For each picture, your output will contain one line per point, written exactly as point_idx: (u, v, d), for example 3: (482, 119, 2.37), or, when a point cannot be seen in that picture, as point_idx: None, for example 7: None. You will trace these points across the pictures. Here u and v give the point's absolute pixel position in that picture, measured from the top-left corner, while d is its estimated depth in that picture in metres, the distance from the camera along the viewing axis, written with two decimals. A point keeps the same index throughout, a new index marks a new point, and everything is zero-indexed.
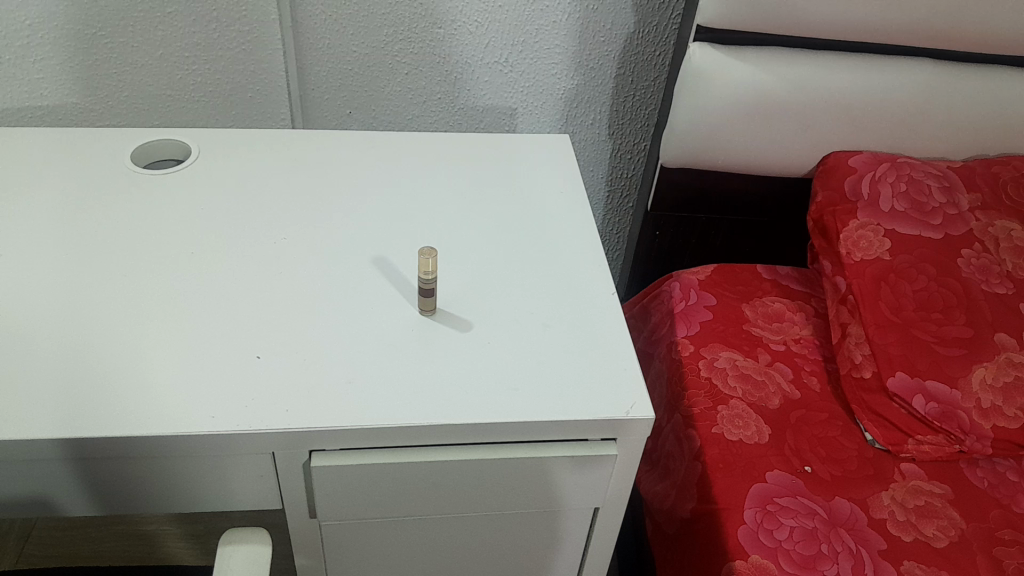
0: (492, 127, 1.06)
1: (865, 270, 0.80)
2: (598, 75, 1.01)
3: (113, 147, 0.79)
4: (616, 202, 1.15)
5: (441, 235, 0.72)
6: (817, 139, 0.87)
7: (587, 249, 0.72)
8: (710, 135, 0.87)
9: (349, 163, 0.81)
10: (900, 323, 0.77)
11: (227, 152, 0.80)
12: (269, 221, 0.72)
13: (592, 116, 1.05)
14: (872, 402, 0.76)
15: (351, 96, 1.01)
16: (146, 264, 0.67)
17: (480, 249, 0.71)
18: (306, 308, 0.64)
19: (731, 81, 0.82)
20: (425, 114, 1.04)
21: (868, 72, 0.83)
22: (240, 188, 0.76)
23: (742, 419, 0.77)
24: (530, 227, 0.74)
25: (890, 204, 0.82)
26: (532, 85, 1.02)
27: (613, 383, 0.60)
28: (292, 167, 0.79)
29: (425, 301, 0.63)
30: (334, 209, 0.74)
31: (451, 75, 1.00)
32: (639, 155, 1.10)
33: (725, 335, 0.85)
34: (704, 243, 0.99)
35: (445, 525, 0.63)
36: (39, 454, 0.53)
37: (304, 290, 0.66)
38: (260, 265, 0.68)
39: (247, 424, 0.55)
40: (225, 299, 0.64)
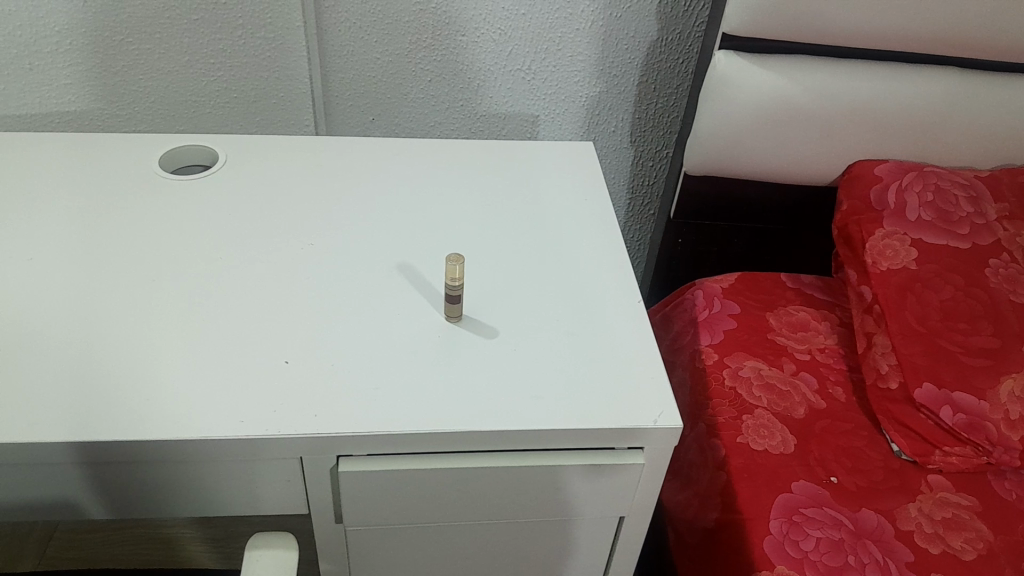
0: (514, 134, 1.06)
1: (891, 280, 0.79)
2: (621, 83, 1.01)
3: (140, 153, 0.80)
4: (638, 209, 1.15)
5: (465, 242, 0.72)
6: (843, 147, 0.87)
7: (612, 257, 0.72)
8: (733, 142, 0.86)
9: (373, 169, 0.81)
10: (926, 333, 0.76)
11: (253, 157, 0.81)
12: (296, 227, 0.73)
13: (614, 123, 1.05)
14: (898, 413, 0.76)
15: (374, 103, 1.01)
16: (173, 268, 0.67)
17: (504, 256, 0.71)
18: (333, 314, 0.64)
19: (756, 89, 0.82)
20: (447, 121, 1.04)
21: (894, 80, 0.82)
22: (266, 194, 0.76)
23: (767, 429, 0.77)
24: (555, 234, 0.74)
25: (916, 213, 0.81)
26: (555, 93, 1.02)
27: (639, 391, 0.60)
28: (318, 174, 0.80)
29: (451, 307, 0.63)
30: (359, 216, 0.75)
31: (473, 82, 1.00)
32: (661, 162, 1.10)
33: (749, 344, 0.84)
34: (726, 251, 0.99)
35: (470, 532, 0.63)
36: (70, 457, 0.54)
37: (330, 295, 0.66)
38: (287, 271, 0.68)
39: (275, 429, 0.55)
40: (253, 304, 0.64)
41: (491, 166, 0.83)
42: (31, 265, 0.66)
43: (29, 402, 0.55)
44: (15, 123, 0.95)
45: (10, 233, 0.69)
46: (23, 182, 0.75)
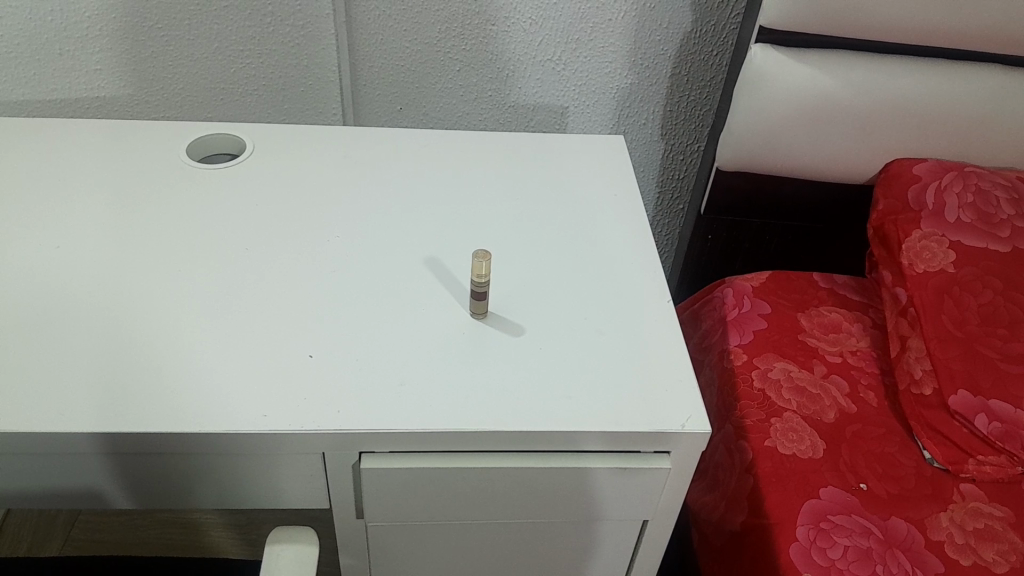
0: (543, 126, 1.05)
1: (928, 283, 0.77)
2: (653, 74, 1.00)
3: (167, 142, 0.80)
4: (666, 203, 1.13)
5: (491, 239, 0.71)
6: (881, 145, 0.85)
7: (644, 256, 0.71)
8: (768, 137, 0.85)
9: (401, 161, 0.80)
10: (963, 338, 0.74)
11: (280, 147, 0.80)
12: (322, 220, 0.72)
13: (645, 115, 1.04)
14: (931, 419, 0.74)
15: (402, 92, 1.01)
16: (198, 259, 0.67)
17: (531, 253, 0.70)
18: (360, 309, 0.64)
19: (792, 84, 0.80)
20: (475, 112, 1.03)
21: (938, 77, 0.80)
22: (293, 185, 0.76)
23: (796, 432, 0.75)
24: (586, 231, 0.73)
25: (956, 214, 0.79)
26: (585, 84, 1.01)
27: (666, 392, 0.59)
28: (346, 165, 0.79)
29: (476, 306, 0.62)
30: (385, 209, 0.74)
31: (502, 73, 0.99)
32: (692, 156, 1.08)
33: (780, 345, 0.82)
34: (758, 248, 0.97)
35: (491, 531, 0.62)
36: (95, 447, 0.54)
37: (357, 291, 0.65)
38: (312, 264, 0.67)
39: (298, 424, 0.54)
40: (278, 296, 0.64)
41: (521, 158, 0.82)
42: (59, 252, 0.66)
43: (54, 391, 0.55)
44: (45, 109, 0.95)
45: (37, 220, 0.69)
46: (53, 168, 0.75)
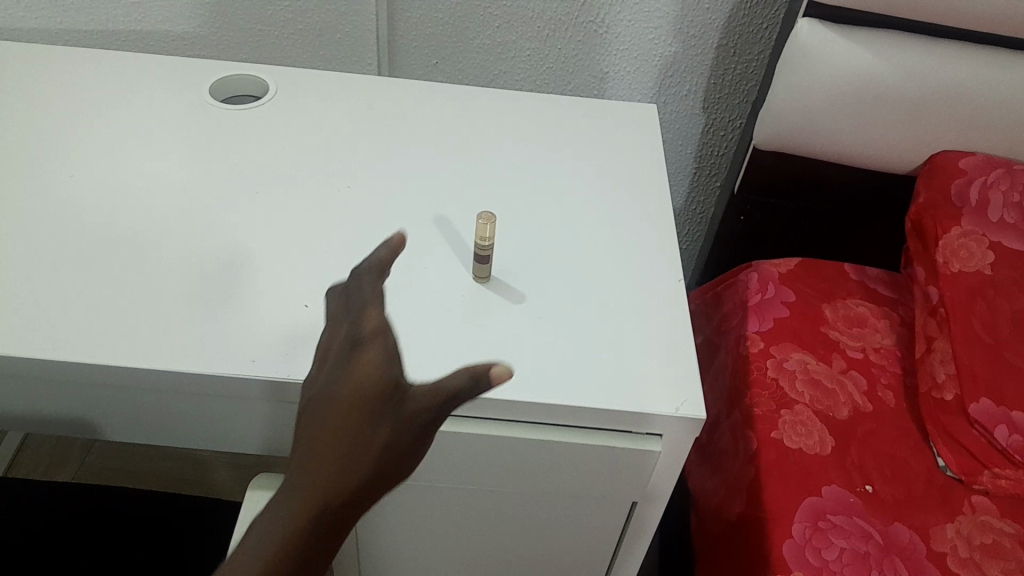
0: (581, 90, 1.04)
1: (960, 282, 0.74)
2: (698, 45, 0.97)
3: (192, 78, 0.79)
4: (703, 180, 1.10)
5: (504, 203, 0.70)
6: (928, 135, 0.80)
7: (661, 233, 0.68)
8: (808, 117, 0.81)
9: (425, 115, 0.79)
10: (992, 345, 0.71)
11: (304, 92, 0.79)
12: (337, 169, 0.71)
13: (687, 87, 1.01)
14: (950, 426, 0.71)
15: (440, 46, 1.00)
16: (208, 199, 0.66)
17: (543, 221, 0.68)
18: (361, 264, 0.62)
19: (839, 63, 0.77)
20: (512, 70, 1.03)
21: (997, 66, 0.75)
22: (312, 132, 0.75)
23: (805, 426, 0.72)
24: (605, 203, 0.71)
25: (1000, 214, 0.75)
26: (627, 50, 0.99)
27: (664, 373, 0.57)
28: (368, 116, 0.77)
29: (478, 271, 0.61)
30: (401, 165, 0.72)
31: (543, 32, 0.98)
32: (734, 132, 1.04)
33: (800, 334, 0.79)
34: (791, 234, 0.93)
35: (475, 500, 0.61)
36: (85, 377, 0.54)
37: (361, 246, 0.64)
38: (321, 213, 0.67)
39: (284, 373, 0.54)
40: (282, 244, 0.63)
41: (548, 123, 0.79)
42: (71, 181, 0.66)
43: (51, 320, 0.55)
44: (82, 38, 0.95)
45: (55, 148, 0.69)
46: (77, 98, 0.75)
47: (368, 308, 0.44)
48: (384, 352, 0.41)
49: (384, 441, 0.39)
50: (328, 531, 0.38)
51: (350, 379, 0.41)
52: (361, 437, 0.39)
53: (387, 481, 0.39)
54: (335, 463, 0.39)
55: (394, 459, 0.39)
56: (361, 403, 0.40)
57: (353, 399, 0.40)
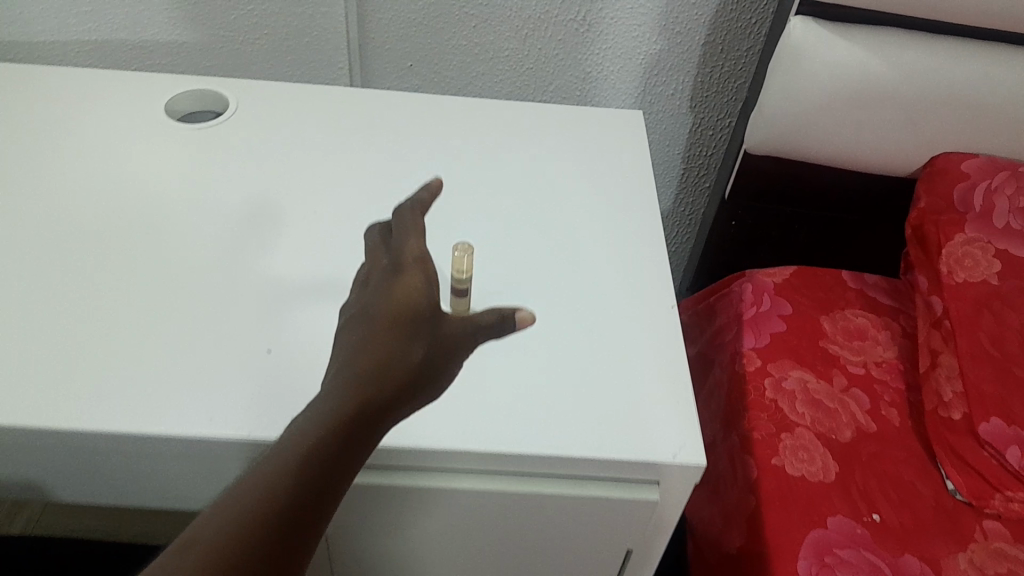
0: (563, 91, 0.99)
1: (967, 294, 0.70)
2: (684, 42, 0.93)
3: (147, 95, 0.74)
4: (692, 181, 1.05)
5: (485, 224, 0.65)
6: (928, 136, 0.76)
7: (655, 255, 0.64)
8: (802, 120, 0.77)
9: (397, 130, 0.74)
10: (1001, 360, 0.67)
11: (268, 107, 0.74)
12: (303, 194, 0.66)
13: (674, 86, 0.97)
14: (958, 447, 0.67)
15: (414, 48, 0.96)
16: (162, 232, 0.62)
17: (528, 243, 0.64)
18: (332, 300, 0.58)
19: (834, 64, 0.72)
20: (490, 72, 0.98)
21: (1002, 63, 0.71)
22: (275, 152, 0.70)
23: (807, 451, 0.68)
24: (594, 222, 0.66)
25: (1006, 220, 0.71)
26: (610, 48, 0.94)
27: (658, 414, 0.53)
28: (336, 133, 0.73)
29: (460, 305, 0.56)
30: (374, 186, 0.68)
31: (522, 31, 0.94)
32: (723, 132, 1.00)
33: (799, 351, 0.76)
34: (786, 239, 0.89)
35: (455, 551, 0.57)
36: (26, 442, 0.50)
37: (333, 280, 0.59)
38: (286, 244, 0.62)
39: (246, 431, 0.49)
40: (247, 278, 0.59)
41: (532, 135, 0.75)
42: (14, 215, 0.62)
43: None
44: (34, 50, 0.91)
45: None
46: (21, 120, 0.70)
47: (403, 244, 0.48)
48: (424, 263, 0.47)
49: (426, 342, 0.44)
50: (366, 419, 0.41)
51: (393, 289, 0.46)
52: (400, 337, 0.44)
53: (430, 380, 0.44)
54: (379, 355, 0.43)
55: (436, 358, 0.44)
56: (405, 313, 0.45)
57: (397, 309, 0.45)
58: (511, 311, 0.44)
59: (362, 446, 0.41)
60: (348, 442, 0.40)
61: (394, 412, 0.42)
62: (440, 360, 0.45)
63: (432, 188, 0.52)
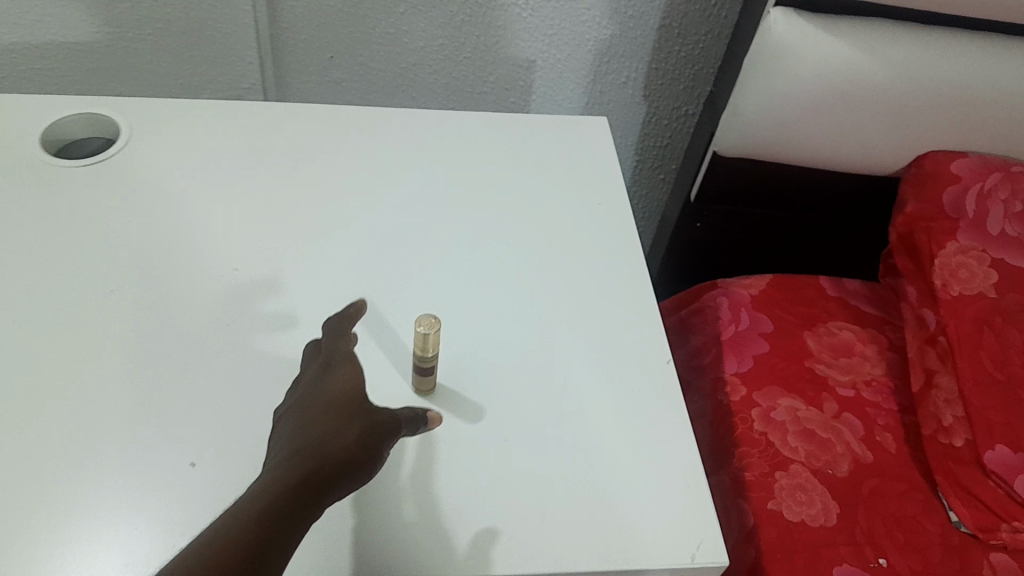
0: (505, 81, 0.89)
1: (965, 310, 0.65)
2: (638, 26, 0.83)
3: (17, 113, 0.61)
4: (646, 172, 0.98)
5: (434, 278, 0.57)
6: (914, 135, 0.71)
7: (628, 307, 0.57)
8: (781, 122, 0.70)
9: (330, 152, 0.64)
10: (1004, 382, 0.62)
11: (171, 127, 0.63)
12: (226, 244, 0.56)
13: (626, 73, 0.88)
14: (962, 476, 0.63)
15: (335, 38, 0.84)
16: (55, 308, 0.51)
17: (486, 301, 0.56)
18: (268, 393, 0.49)
19: (819, 61, 0.65)
20: (423, 63, 0.87)
21: (993, 57, 0.65)
22: (186, 189, 0.59)
23: (805, 492, 0.63)
24: (558, 267, 0.59)
25: (1000, 227, 0.66)
26: (556, 34, 0.85)
27: (661, 503, 0.48)
28: (257, 159, 0.62)
29: (422, 391, 0.50)
30: (301, 233, 0.58)
31: (458, 17, 0.83)
32: (679, 121, 0.92)
33: (786, 375, 0.70)
34: (756, 243, 0.83)
35: None
36: None
37: (263, 364, 0.50)
38: (210, 312, 0.52)
39: None
40: (165, 363, 0.50)
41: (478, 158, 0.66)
42: None
43: None
44: None
45: None
46: None
47: (336, 345, 0.47)
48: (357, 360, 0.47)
49: (362, 424, 0.42)
50: (305, 490, 0.38)
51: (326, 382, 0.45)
52: (338, 418, 0.42)
53: (368, 461, 0.41)
54: (315, 438, 0.41)
55: (374, 442, 0.42)
56: (341, 398, 0.43)
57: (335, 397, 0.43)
58: (424, 410, 0.47)
59: (298, 524, 0.37)
60: (283, 518, 0.37)
61: (332, 492, 0.39)
62: (378, 442, 0.42)
63: (360, 307, 0.50)
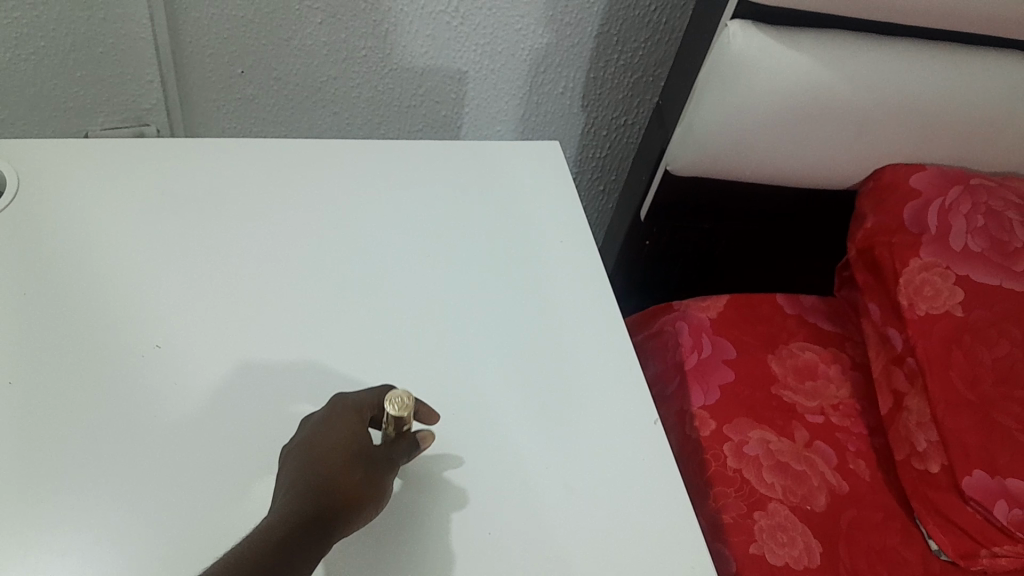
0: (435, 94, 0.83)
1: (933, 329, 0.63)
2: (575, 33, 0.78)
3: None
4: (585, 182, 0.94)
5: (383, 336, 0.51)
6: (870, 148, 0.69)
7: (595, 357, 0.53)
8: (738, 142, 0.66)
9: (258, 195, 0.57)
10: (977, 404, 0.60)
11: (67, 173, 0.55)
12: (144, 312, 0.49)
13: (563, 83, 0.83)
14: (939, 502, 0.60)
15: (244, 52, 0.76)
16: None
17: (439, 360, 0.51)
18: (209, 496, 0.42)
19: (777, 77, 0.62)
20: (344, 76, 0.80)
21: (948, 67, 0.63)
22: (91, 248, 0.52)
23: (785, 532, 0.60)
24: (517, 317, 0.54)
25: (963, 242, 0.65)
26: (488, 43, 0.79)
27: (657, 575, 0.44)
28: (173, 208, 0.55)
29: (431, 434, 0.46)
30: (232, 292, 0.51)
31: (381, 27, 0.76)
32: (618, 130, 0.88)
33: (753, 404, 0.67)
34: (706, 259, 0.80)
35: None
36: None
37: (200, 460, 0.44)
38: (132, 397, 0.45)
39: None
40: (83, 464, 0.42)
41: (417, 193, 0.61)
42: None
43: None
44: None
45: None
46: None
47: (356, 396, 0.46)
48: (374, 406, 0.45)
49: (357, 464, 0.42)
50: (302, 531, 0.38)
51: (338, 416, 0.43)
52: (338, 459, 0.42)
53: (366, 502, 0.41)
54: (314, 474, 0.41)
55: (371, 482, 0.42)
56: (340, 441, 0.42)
57: (340, 439, 0.42)
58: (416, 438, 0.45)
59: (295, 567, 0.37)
60: (282, 565, 0.36)
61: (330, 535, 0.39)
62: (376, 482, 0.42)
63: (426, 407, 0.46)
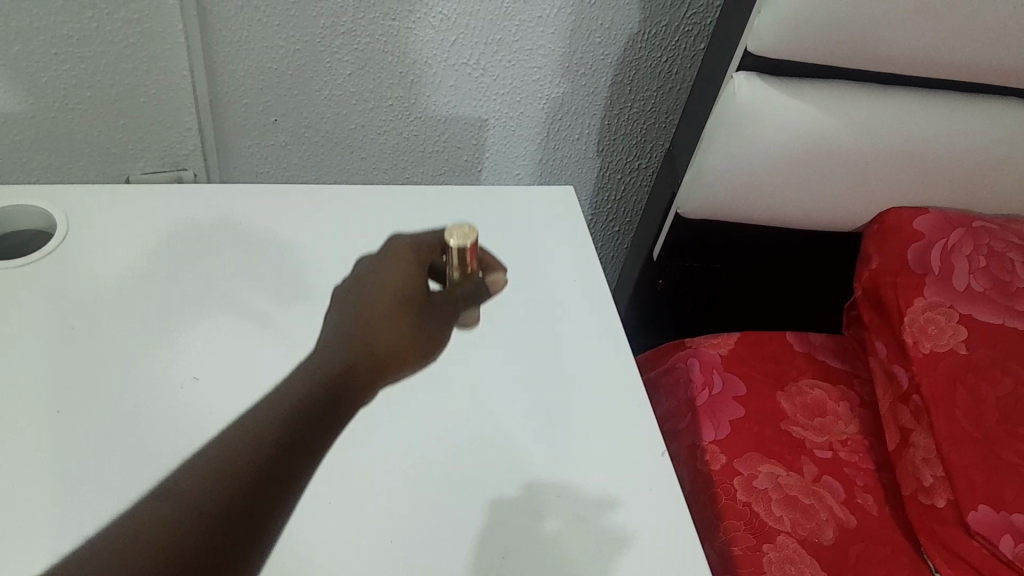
0: (457, 140, 0.87)
1: (937, 366, 0.65)
2: (590, 83, 0.82)
3: None
4: (601, 224, 0.97)
5: None
6: (874, 192, 0.71)
7: (605, 391, 0.56)
8: (746, 185, 0.69)
9: (288, 238, 0.61)
10: (981, 440, 0.61)
11: (112, 220, 0.59)
12: (182, 348, 0.53)
13: (580, 130, 0.86)
14: (945, 536, 0.61)
15: (277, 102, 0.80)
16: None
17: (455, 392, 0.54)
18: None
19: (782, 125, 0.65)
20: (371, 124, 0.84)
21: (949, 114, 0.66)
22: (133, 289, 0.55)
23: (793, 564, 0.61)
24: (532, 353, 0.57)
25: (966, 282, 0.67)
26: (507, 92, 0.82)
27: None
28: (210, 250, 0.59)
29: (497, 275, 0.53)
30: (265, 329, 0.55)
31: (406, 78, 0.80)
32: (632, 173, 0.91)
33: (763, 440, 0.69)
34: (718, 298, 0.83)
35: None
36: None
37: None
38: (170, 426, 0.48)
39: None
40: (125, 490, 0.45)
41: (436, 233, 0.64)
42: None
43: None
44: None
45: None
46: None
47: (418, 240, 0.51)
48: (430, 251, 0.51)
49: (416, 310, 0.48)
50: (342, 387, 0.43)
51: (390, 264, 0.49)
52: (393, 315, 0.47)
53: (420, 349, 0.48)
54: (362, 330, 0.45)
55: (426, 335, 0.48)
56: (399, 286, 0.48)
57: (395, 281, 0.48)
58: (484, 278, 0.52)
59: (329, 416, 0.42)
60: (315, 422, 0.41)
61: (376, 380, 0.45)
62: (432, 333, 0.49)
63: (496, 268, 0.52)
